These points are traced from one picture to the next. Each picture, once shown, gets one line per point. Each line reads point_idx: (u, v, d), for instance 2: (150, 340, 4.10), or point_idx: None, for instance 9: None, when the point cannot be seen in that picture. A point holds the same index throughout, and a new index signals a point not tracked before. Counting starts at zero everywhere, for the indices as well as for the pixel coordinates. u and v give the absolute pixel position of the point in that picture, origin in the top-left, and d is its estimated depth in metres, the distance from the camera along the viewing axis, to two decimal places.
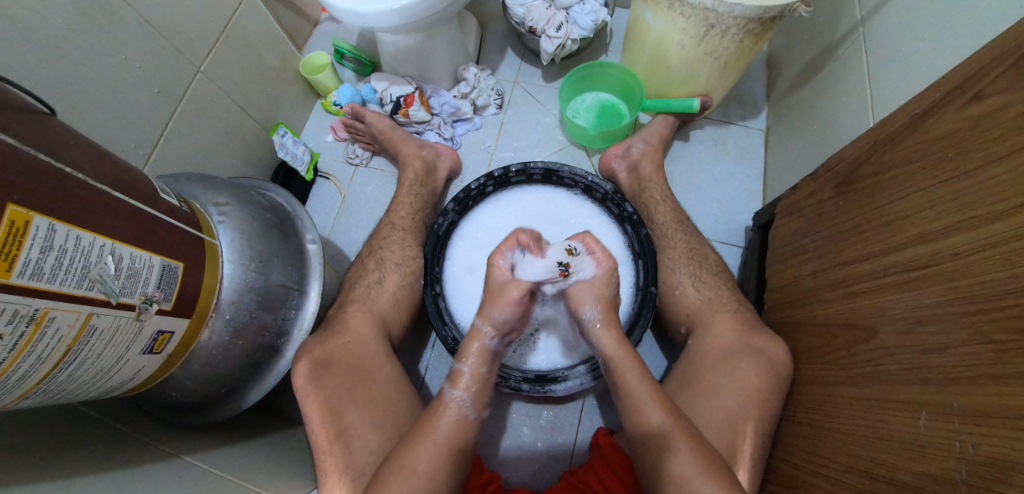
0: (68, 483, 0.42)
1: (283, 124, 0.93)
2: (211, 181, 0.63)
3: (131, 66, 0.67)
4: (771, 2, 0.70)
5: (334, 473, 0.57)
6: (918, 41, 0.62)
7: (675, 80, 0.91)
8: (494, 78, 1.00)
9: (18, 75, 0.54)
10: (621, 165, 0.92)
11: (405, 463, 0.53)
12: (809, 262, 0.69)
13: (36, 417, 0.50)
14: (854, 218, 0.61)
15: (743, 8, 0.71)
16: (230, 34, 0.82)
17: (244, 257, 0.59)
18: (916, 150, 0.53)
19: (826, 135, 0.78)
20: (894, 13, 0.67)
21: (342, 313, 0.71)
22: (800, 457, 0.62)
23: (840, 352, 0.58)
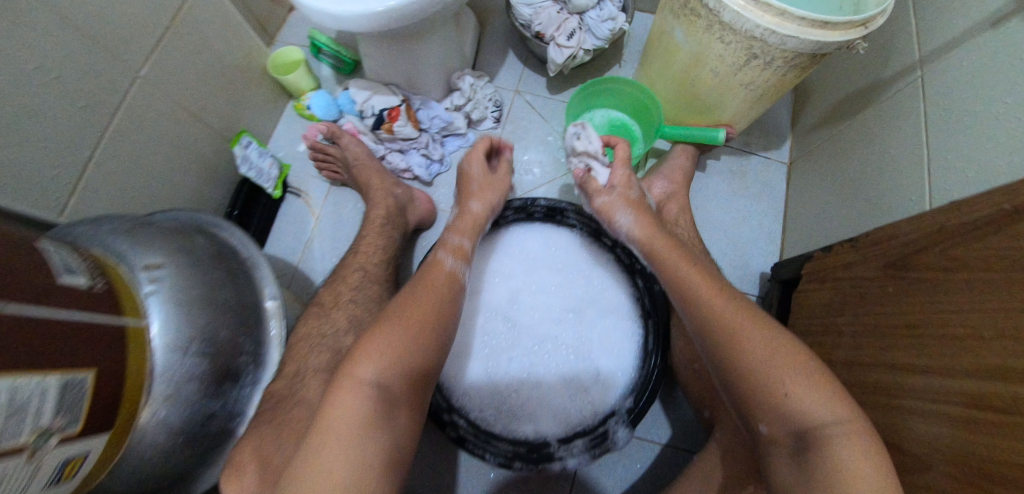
0: None
1: (247, 133, 0.80)
2: (143, 232, 0.53)
3: (46, 79, 0.54)
4: (831, 37, 0.58)
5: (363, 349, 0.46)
6: (996, 105, 0.51)
7: (699, 105, 0.79)
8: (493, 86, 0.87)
9: None
10: None
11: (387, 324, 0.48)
12: (843, 347, 0.60)
13: None
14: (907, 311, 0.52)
15: (796, 42, 0.59)
16: (179, 28, 0.68)
17: (181, 339, 0.49)
18: (992, 255, 0.44)
19: (865, 191, 0.68)
20: (964, 62, 0.56)
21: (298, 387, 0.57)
22: None
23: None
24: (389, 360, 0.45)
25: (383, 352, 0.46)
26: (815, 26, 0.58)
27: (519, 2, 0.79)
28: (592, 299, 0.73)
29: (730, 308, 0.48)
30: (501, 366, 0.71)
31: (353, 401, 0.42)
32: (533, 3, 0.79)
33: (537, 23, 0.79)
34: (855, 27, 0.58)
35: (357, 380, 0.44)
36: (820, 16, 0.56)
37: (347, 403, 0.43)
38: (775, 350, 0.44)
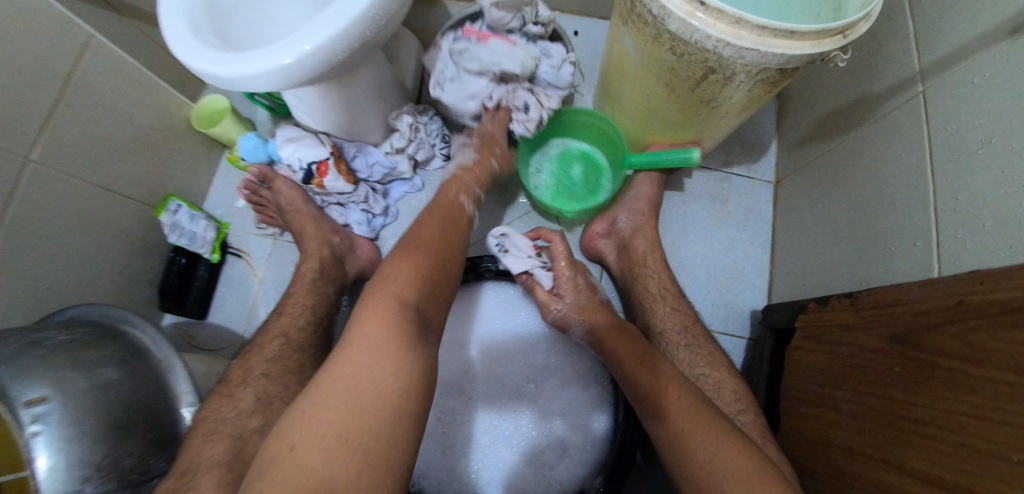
0: None
1: (174, 197, 0.73)
2: (26, 358, 0.47)
3: None
4: (800, 49, 0.47)
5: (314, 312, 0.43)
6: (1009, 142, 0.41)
7: (657, 125, 0.68)
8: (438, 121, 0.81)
9: None
10: (607, 244, 0.76)
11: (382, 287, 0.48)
12: (841, 428, 0.51)
13: None
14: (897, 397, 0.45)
15: (757, 54, 0.48)
16: (72, 98, 0.61)
17: (75, 479, 0.45)
18: (998, 358, 0.37)
19: (862, 225, 0.59)
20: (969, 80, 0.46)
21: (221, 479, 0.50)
22: None
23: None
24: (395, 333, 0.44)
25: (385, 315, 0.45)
26: (780, 35, 0.47)
27: (456, 99, 0.70)
28: (556, 368, 0.66)
29: (681, 410, 0.48)
30: (458, 448, 0.63)
31: (366, 381, 0.40)
32: (473, 92, 0.69)
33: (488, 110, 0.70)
34: (832, 35, 0.47)
35: (377, 336, 0.43)
36: (785, 23, 0.45)
37: (374, 354, 0.42)
38: (716, 447, 0.44)
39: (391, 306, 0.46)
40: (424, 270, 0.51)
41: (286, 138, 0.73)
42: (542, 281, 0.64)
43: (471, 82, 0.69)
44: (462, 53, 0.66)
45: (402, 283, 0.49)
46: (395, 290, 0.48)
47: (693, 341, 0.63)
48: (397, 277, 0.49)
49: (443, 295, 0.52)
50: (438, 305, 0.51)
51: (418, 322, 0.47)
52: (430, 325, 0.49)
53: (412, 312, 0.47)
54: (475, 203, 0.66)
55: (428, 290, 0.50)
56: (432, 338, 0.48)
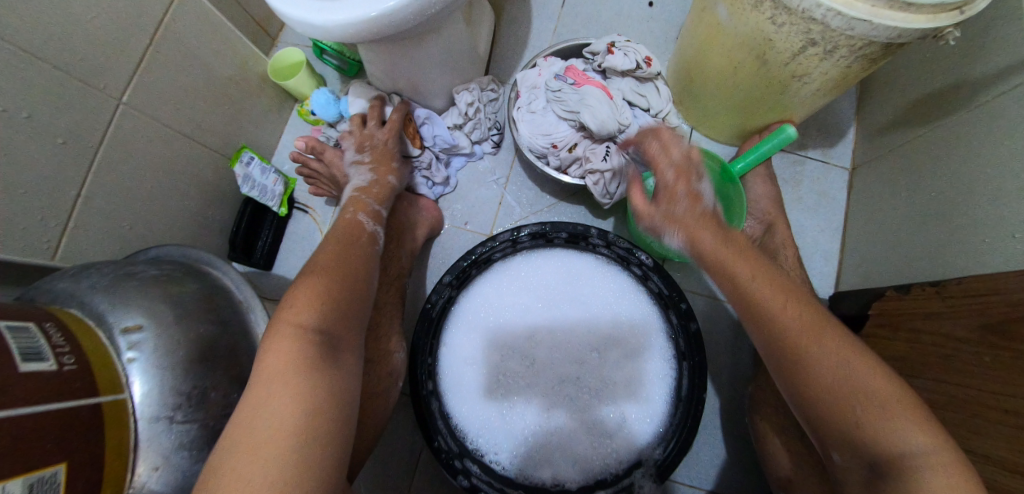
0: None
1: (248, 149, 0.75)
2: (121, 288, 0.48)
3: (16, 119, 0.49)
4: (915, 22, 0.46)
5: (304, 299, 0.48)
6: None
7: (743, 99, 0.67)
8: (497, 101, 0.81)
9: None
10: None
11: (299, 291, 0.49)
12: (921, 415, 0.50)
13: None
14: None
15: (868, 27, 0.47)
16: (161, 46, 0.63)
17: (164, 407, 0.45)
18: None
19: (951, 216, 0.57)
20: None
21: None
22: None
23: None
24: (316, 301, 0.48)
25: (303, 308, 0.47)
26: (896, 7, 0.45)
27: (531, 131, 0.69)
28: (620, 335, 0.67)
29: (700, 222, 0.47)
30: (515, 405, 0.66)
31: (285, 344, 0.44)
32: (550, 131, 0.69)
33: (558, 153, 0.69)
34: (949, 10, 0.46)
35: (287, 344, 0.44)
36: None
37: (278, 356, 0.43)
38: (756, 273, 0.44)
39: (291, 333, 0.45)
40: (326, 289, 0.50)
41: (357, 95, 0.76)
42: (615, 63, 0.66)
43: (551, 121, 0.69)
44: (558, 94, 0.68)
45: (306, 311, 0.47)
46: (299, 321, 0.46)
47: None
48: (307, 308, 0.47)
49: (351, 313, 0.51)
50: (351, 326, 0.50)
51: (326, 351, 0.46)
52: (345, 348, 0.48)
53: (317, 336, 0.46)
54: (375, 220, 0.63)
55: (331, 313, 0.48)
56: (343, 363, 0.47)
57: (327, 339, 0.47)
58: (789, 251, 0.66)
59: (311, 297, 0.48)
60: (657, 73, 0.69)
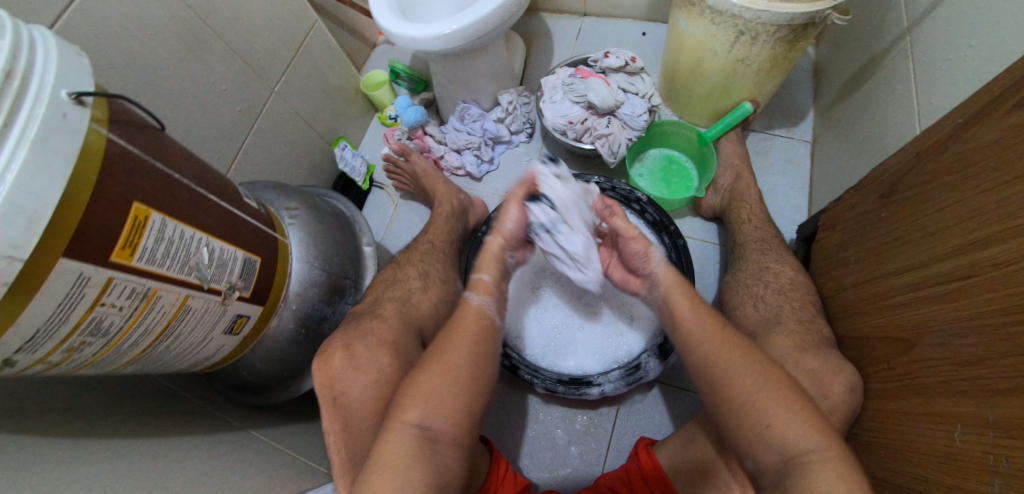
0: (148, 445, 0.49)
1: (344, 138, 1.02)
2: (283, 188, 0.73)
3: (220, 88, 0.77)
4: (798, 9, 0.71)
5: (416, 402, 0.53)
6: (961, 50, 0.60)
7: (710, 87, 0.93)
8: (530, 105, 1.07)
9: (139, 103, 0.65)
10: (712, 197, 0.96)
11: (410, 398, 0.53)
12: (849, 275, 0.67)
13: (126, 390, 0.58)
14: (938, 260, 0.51)
15: (770, 14, 0.72)
16: (298, 60, 0.92)
17: (309, 254, 0.67)
18: (940, 169, 0.54)
19: (869, 147, 0.78)
20: (936, 23, 0.67)
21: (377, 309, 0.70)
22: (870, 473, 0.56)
23: (878, 367, 0.58)
24: (428, 402, 0.53)
25: (428, 397, 0.53)
26: (784, 0, 0.71)
27: (555, 112, 0.98)
28: None
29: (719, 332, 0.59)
30: (545, 311, 0.84)
31: (399, 445, 0.50)
32: (567, 113, 0.96)
33: (574, 127, 0.96)
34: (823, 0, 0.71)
35: (400, 422, 0.51)
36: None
37: (394, 443, 0.50)
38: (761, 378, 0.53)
39: (445, 379, 0.55)
40: (433, 394, 0.53)
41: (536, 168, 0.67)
42: (611, 64, 0.98)
43: (567, 106, 0.97)
44: (571, 87, 0.97)
45: (423, 410, 0.52)
46: (421, 387, 0.54)
47: (765, 246, 0.81)
48: (449, 354, 0.57)
49: (460, 405, 0.54)
50: (477, 375, 0.57)
51: (427, 443, 0.51)
52: (443, 440, 0.51)
53: (420, 430, 0.51)
54: (482, 291, 0.66)
55: (447, 414, 0.53)
56: (448, 423, 0.52)
57: (431, 437, 0.51)
58: (752, 191, 0.91)
59: (429, 403, 0.53)
60: (640, 69, 0.99)
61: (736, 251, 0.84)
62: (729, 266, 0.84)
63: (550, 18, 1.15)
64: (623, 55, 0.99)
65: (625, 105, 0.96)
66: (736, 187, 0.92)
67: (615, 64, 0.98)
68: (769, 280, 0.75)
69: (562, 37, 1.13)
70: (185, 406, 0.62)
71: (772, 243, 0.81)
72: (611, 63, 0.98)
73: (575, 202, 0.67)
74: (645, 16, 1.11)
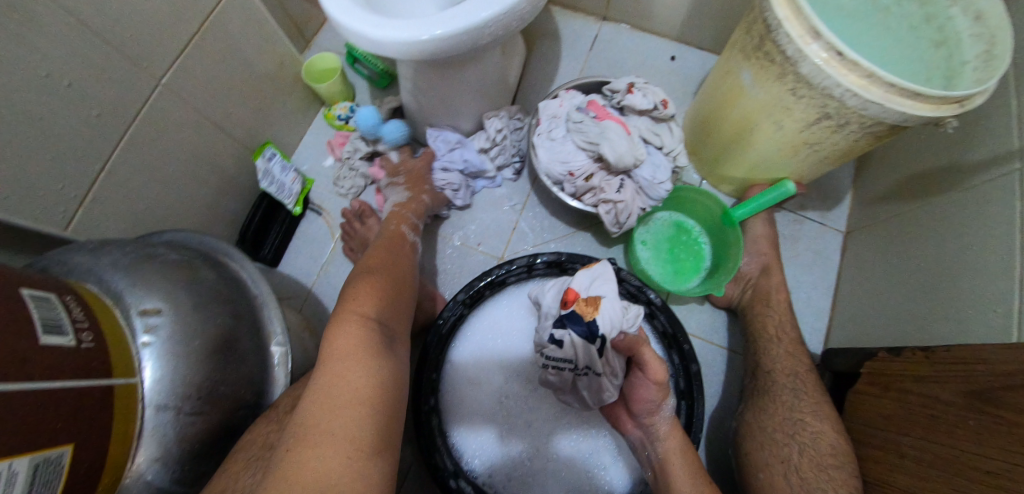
0: None
1: (270, 145, 0.75)
2: (145, 269, 0.48)
3: (56, 87, 0.49)
4: (920, 110, 0.51)
5: (351, 316, 0.48)
6: None
7: (755, 158, 0.72)
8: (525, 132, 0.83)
9: None
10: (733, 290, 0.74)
11: (345, 307, 0.49)
12: (905, 471, 0.53)
13: None
14: None
15: (879, 109, 0.52)
16: (206, 36, 0.63)
17: (173, 397, 0.44)
18: None
19: (938, 286, 0.62)
20: None
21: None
22: None
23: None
24: (375, 296, 0.52)
25: (362, 308, 0.49)
26: (904, 95, 0.51)
27: (548, 158, 0.68)
28: None
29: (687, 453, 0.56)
30: (515, 430, 0.66)
31: (354, 329, 0.46)
32: (569, 160, 0.68)
33: (573, 182, 0.68)
34: (950, 103, 0.51)
35: (351, 326, 0.47)
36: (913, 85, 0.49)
37: (338, 384, 0.41)
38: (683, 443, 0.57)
39: (352, 321, 0.47)
40: (381, 289, 0.53)
41: (601, 274, 0.59)
42: (636, 100, 0.68)
43: (570, 151, 0.68)
44: (581, 126, 0.67)
45: (366, 306, 0.50)
46: (359, 310, 0.49)
47: (798, 388, 0.62)
48: (367, 300, 0.50)
49: (402, 313, 0.55)
50: (400, 322, 0.53)
51: (385, 340, 0.49)
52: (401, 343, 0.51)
53: (375, 324, 0.49)
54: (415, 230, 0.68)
55: (389, 308, 0.52)
56: (400, 353, 0.50)
57: (386, 332, 0.49)
58: (781, 295, 0.70)
59: (377, 295, 0.52)
60: (671, 117, 0.71)
61: (757, 380, 0.66)
62: (745, 398, 0.66)
63: (562, 14, 0.89)
64: (655, 89, 0.70)
65: (646, 164, 0.68)
66: (760, 283, 0.71)
67: (641, 101, 0.68)
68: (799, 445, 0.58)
69: (574, 43, 0.88)
70: None
71: (807, 379, 0.63)
72: (637, 98, 0.68)
73: (597, 370, 0.58)
74: (682, 35, 0.87)
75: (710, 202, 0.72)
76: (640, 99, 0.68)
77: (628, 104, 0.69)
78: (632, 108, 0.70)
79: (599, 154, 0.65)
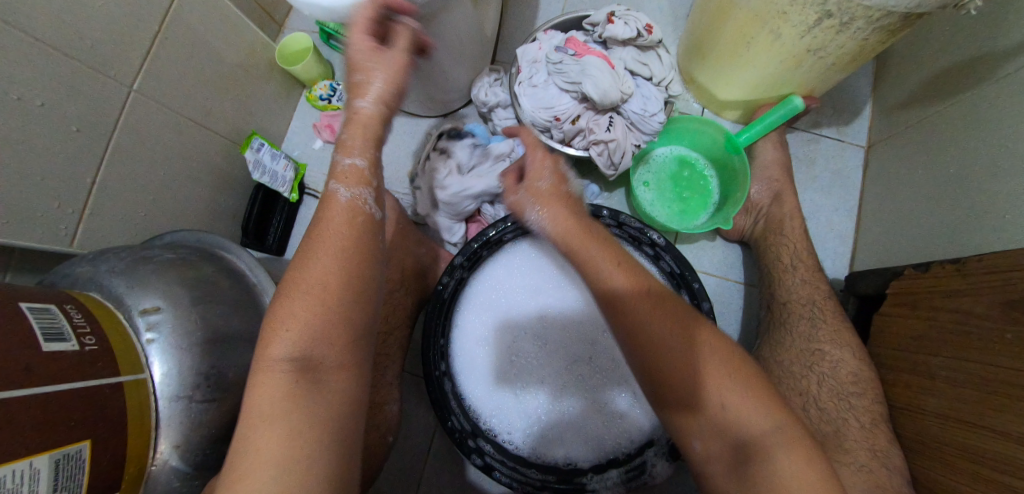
0: None
1: (256, 135, 0.75)
2: (142, 271, 0.50)
3: (32, 107, 0.50)
4: None
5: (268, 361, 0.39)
6: None
7: (759, 77, 0.65)
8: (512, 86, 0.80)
9: None
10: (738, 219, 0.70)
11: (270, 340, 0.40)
12: (937, 393, 0.49)
13: None
14: None
15: None
16: (170, 33, 0.62)
17: (183, 386, 0.46)
18: None
19: (972, 193, 0.55)
20: None
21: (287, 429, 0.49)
22: None
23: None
24: (295, 328, 0.40)
25: (286, 336, 0.40)
26: None
27: (532, 106, 0.64)
28: None
29: None
30: (526, 385, 0.66)
31: (268, 387, 0.38)
32: (552, 104, 0.64)
33: (560, 126, 0.64)
34: None
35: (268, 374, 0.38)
36: None
37: (260, 451, 0.35)
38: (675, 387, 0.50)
39: (267, 372, 0.38)
40: (306, 306, 0.40)
41: None
42: (617, 30, 0.63)
43: (553, 95, 0.64)
44: (560, 66, 0.63)
45: (288, 340, 0.40)
46: (275, 352, 0.39)
47: (817, 315, 0.59)
48: (288, 332, 0.40)
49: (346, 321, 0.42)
50: (337, 344, 0.41)
51: (308, 380, 0.38)
52: (332, 369, 0.40)
53: (295, 362, 0.39)
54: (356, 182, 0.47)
55: (313, 333, 0.40)
56: (327, 392, 0.39)
57: (310, 367, 0.39)
58: (796, 222, 0.65)
59: (303, 316, 0.40)
60: (658, 42, 0.66)
61: (774, 313, 0.62)
62: (765, 331, 0.63)
63: None
64: (636, 14, 0.64)
65: (634, 97, 0.64)
66: (773, 212, 0.67)
67: (623, 29, 0.63)
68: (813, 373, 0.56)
69: None
70: None
71: (825, 306, 0.59)
72: (618, 27, 0.63)
73: None
74: None
75: (714, 130, 0.66)
76: (620, 28, 0.63)
77: (608, 36, 0.64)
78: (614, 41, 0.65)
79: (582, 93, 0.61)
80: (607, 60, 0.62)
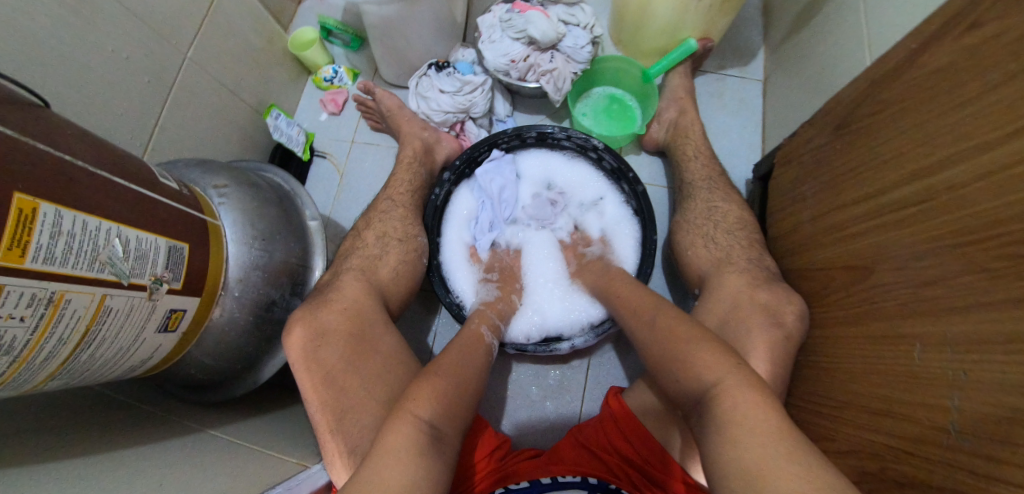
0: (66, 465, 0.44)
1: (276, 106, 0.92)
2: (209, 164, 0.65)
3: (119, 58, 0.66)
4: None
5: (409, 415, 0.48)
6: None
7: (661, 26, 0.87)
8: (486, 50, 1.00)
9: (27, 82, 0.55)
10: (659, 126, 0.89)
11: (421, 399, 0.50)
12: (807, 209, 0.68)
13: (50, 408, 0.52)
14: (893, 187, 0.52)
15: None
16: (214, 18, 0.81)
17: (247, 236, 0.61)
18: (897, 99, 0.54)
19: (824, 82, 0.77)
20: None
21: (337, 280, 0.68)
22: (818, 394, 0.59)
23: (829, 312, 0.60)
24: (436, 397, 0.51)
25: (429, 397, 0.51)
26: None
27: (493, 56, 0.85)
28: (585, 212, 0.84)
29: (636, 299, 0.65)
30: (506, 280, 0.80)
31: (403, 429, 0.47)
32: (508, 51, 0.84)
33: (516, 66, 0.86)
34: None
35: (409, 417, 0.48)
36: None
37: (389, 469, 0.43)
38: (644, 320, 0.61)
39: (407, 422, 0.48)
40: (444, 391, 0.52)
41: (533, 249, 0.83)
42: None
43: (508, 44, 0.84)
44: (510, 21, 0.84)
45: (428, 403, 0.50)
46: (417, 411, 0.49)
47: (713, 185, 0.78)
48: (423, 399, 0.50)
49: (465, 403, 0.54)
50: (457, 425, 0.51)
51: (433, 437, 0.48)
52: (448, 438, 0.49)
53: (429, 425, 0.48)
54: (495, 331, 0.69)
55: (446, 406, 0.51)
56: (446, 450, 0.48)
57: (437, 430, 0.49)
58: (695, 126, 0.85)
59: (441, 394, 0.52)
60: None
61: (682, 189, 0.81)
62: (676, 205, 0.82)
63: None
64: None
65: (567, 37, 0.85)
66: (680, 122, 0.87)
67: None
68: (715, 220, 0.75)
69: None
70: (120, 413, 0.57)
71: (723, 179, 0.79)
72: None
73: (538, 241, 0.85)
74: None
75: (632, 66, 0.89)
76: None
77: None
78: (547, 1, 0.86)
79: (529, 37, 0.82)
80: (546, 14, 0.83)
